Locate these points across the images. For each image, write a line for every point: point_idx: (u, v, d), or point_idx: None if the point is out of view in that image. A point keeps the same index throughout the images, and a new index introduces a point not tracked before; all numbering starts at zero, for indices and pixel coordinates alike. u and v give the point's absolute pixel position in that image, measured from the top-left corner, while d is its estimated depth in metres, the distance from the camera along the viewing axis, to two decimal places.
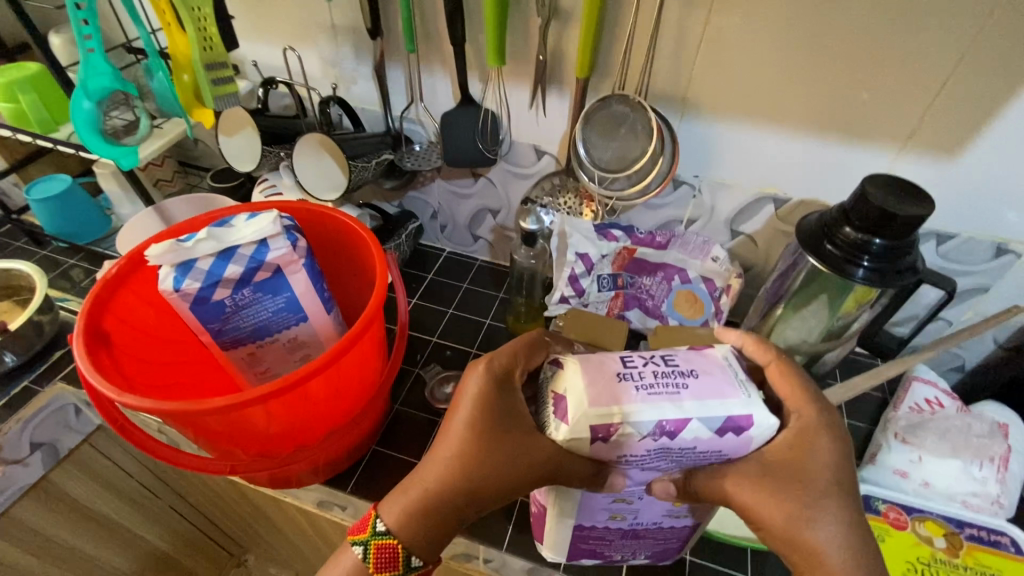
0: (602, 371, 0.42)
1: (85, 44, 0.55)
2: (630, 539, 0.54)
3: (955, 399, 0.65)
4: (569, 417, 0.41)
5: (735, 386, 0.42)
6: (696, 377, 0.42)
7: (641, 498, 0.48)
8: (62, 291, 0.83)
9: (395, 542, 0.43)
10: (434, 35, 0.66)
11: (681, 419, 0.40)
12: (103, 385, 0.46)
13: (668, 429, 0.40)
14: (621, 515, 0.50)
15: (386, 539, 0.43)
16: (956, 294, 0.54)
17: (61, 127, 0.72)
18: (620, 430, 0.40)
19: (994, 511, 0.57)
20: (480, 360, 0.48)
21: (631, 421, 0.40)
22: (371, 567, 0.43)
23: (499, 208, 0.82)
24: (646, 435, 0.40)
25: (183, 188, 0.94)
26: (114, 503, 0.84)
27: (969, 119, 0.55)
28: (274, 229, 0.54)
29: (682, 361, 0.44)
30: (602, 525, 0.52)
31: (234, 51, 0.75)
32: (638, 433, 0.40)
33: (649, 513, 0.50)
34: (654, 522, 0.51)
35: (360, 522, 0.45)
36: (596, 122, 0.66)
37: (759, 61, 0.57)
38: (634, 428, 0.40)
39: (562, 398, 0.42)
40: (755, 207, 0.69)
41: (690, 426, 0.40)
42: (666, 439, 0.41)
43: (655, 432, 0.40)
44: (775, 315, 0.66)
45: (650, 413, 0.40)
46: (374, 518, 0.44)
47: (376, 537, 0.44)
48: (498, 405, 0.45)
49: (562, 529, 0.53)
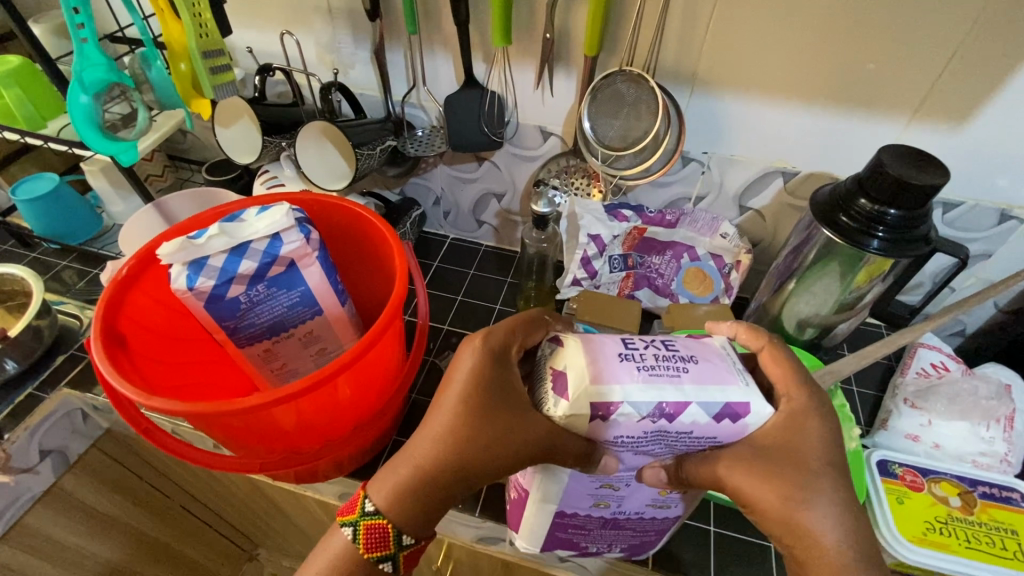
0: (606, 351, 0.41)
1: (78, 32, 0.55)
2: (608, 529, 0.54)
3: (959, 363, 0.66)
4: (568, 393, 0.39)
5: (734, 374, 0.41)
6: (696, 362, 0.41)
7: (628, 484, 0.47)
8: (57, 295, 0.80)
9: (384, 521, 0.41)
10: (436, 16, 0.64)
11: (682, 402, 0.39)
12: (129, 390, 0.44)
13: (667, 411, 0.39)
14: (606, 502, 0.50)
15: (375, 519, 0.41)
16: (968, 261, 0.56)
17: (48, 123, 0.70)
18: (620, 409, 0.39)
19: (1002, 469, 0.59)
20: (476, 335, 0.45)
21: (630, 400, 0.39)
22: (363, 548, 0.42)
23: (504, 192, 0.81)
24: (644, 416, 0.39)
25: (174, 182, 0.91)
26: (127, 506, 0.83)
27: (979, 86, 0.55)
28: (287, 222, 0.52)
29: (682, 347, 0.43)
30: (584, 512, 0.51)
31: (229, 38, 0.73)
32: (635, 413, 0.39)
33: (633, 501, 0.50)
34: (636, 512, 0.51)
35: (348, 503, 0.43)
36: (604, 100, 0.65)
37: (769, 33, 0.57)
38: (633, 408, 0.39)
39: (562, 374, 0.40)
40: (764, 182, 0.69)
41: (690, 410, 0.39)
42: (665, 421, 0.39)
43: (655, 414, 0.39)
44: (786, 291, 0.68)
45: (652, 393, 0.39)
46: (362, 499, 0.42)
47: (365, 517, 0.42)
48: (493, 382, 0.42)
49: (543, 516, 0.52)
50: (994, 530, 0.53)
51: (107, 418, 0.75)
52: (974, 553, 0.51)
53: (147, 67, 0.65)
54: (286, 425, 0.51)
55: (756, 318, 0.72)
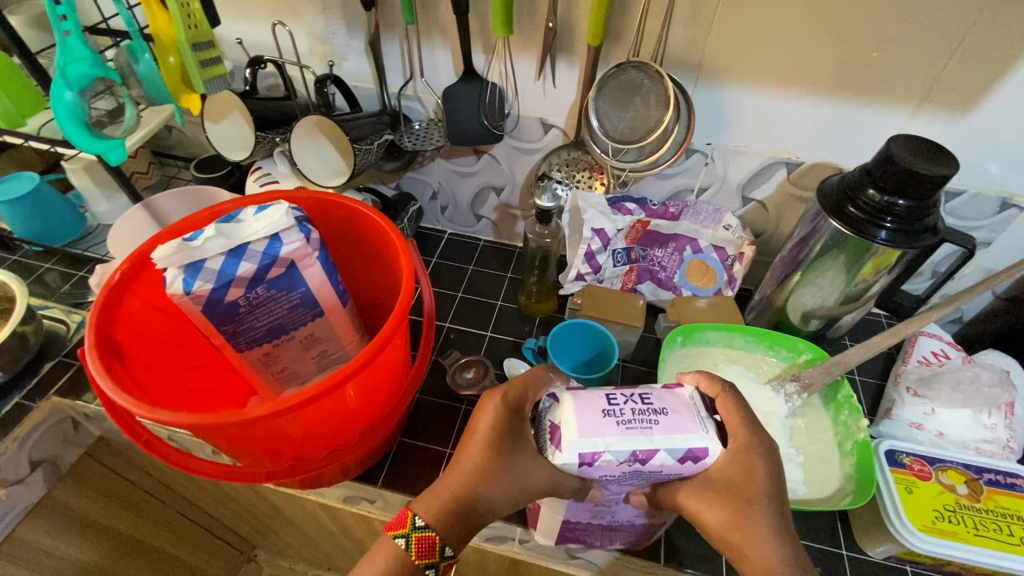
0: (588, 406, 0.42)
1: (61, 24, 0.52)
2: (607, 532, 0.54)
3: (960, 350, 0.67)
4: (562, 444, 0.41)
5: (699, 421, 0.42)
6: (668, 413, 0.42)
7: (618, 504, 0.49)
8: (41, 299, 0.77)
9: (434, 535, 0.42)
10: (433, 5, 0.62)
11: (652, 448, 0.40)
12: (129, 402, 0.43)
13: (639, 457, 0.40)
14: (601, 514, 0.51)
15: (426, 532, 0.42)
16: (975, 251, 0.56)
17: (27, 121, 0.66)
18: (599, 457, 0.40)
19: (1005, 455, 0.60)
20: (495, 391, 0.46)
21: (608, 448, 0.40)
22: (415, 559, 0.41)
23: (503, 185, 0.79)
24: (621, 462, 0.41)
25: (160, 180, 0.88)
26: (122, 514, 0.81)
27: (985, 75, 0.54)
28: (287, 221, 0.50)
29: (658, 397, 0.43)
30: (584, 520, 0.52)
31: (217, 29, 0.70)
32: (614, 460, 0.40)
33: (625, 513, 0.51)
34: (629, 520, 0.52)
35: (397, 518, 0.43)
36: (608, 91, 0.64)
37: (775, 22, 0.56)
38: (612, 455, 0.40)
39: (557, 427, 0.41)
40: (767, 172, 0.68)
41: (660, 454, 0.40)
42: (638, 465, 0.41)
43: (629, 460, 0.40)
44: (793, 282, 0.67)
45: (626, 442, 0.40)
46: (412, 516, 0.42)
47: (416, 531, 0.42)
48: (514, 433, 0.44)
49: (548, 519, 0.53)
50: (1000, 517, 0.54)
51: (99, 426, 0.72)
52: (981, 540, 0.52)
53: (135, 61, 0.62)
54: (293, 432, 0.50)
55: (760, 309, 0.73)
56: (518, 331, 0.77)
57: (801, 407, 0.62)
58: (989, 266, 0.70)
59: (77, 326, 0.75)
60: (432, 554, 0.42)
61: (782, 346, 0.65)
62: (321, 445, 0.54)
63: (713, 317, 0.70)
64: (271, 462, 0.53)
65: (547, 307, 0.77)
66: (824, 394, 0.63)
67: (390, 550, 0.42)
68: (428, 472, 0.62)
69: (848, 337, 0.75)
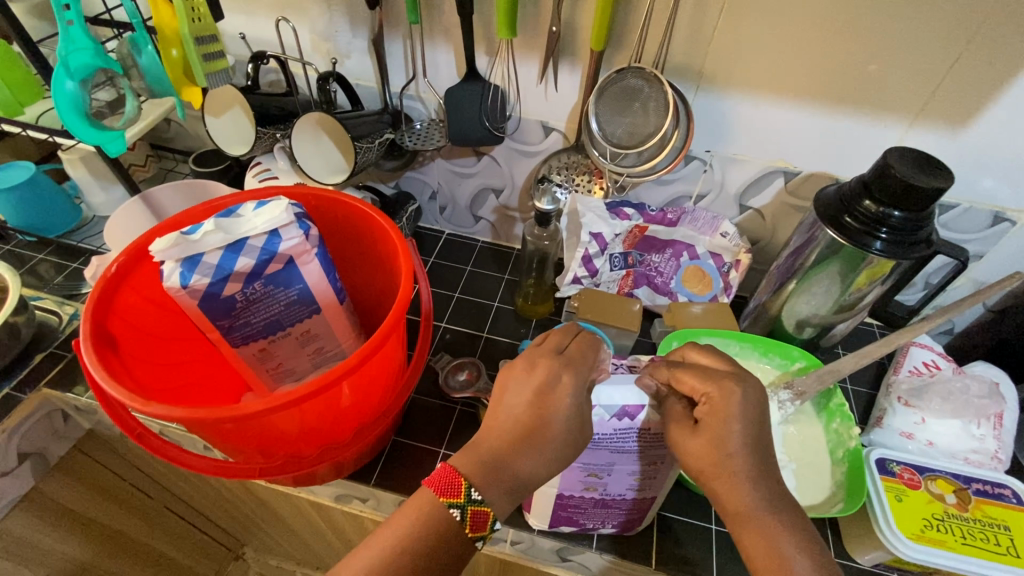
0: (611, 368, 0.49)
1: (63, 14, 0.52)
2: (598, 509, 0.54)
3: (950, 361, 0.68)
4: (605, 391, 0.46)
5: None
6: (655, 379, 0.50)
7: (611, 473, 0.49)
8: (33, 290, 0.76)
9: (489, 509, 0.41)
10: (438, 5, 0.62)
11: (639, 404, 0.45)
12: (123, 395, 0.42)
13: (628, 411, 0.45)
14: (593, 486, 0.51)
15: (481, 506, 0.41)
16: (968, 262, 0.58)
17: (25, 110, 0.68)
18: (592, 411, 0.45)
19: (993, 466, 0.60)
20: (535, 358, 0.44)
21: (600, 402, 0.45)
22: (468, 531, 0.41)
23: (503, 187, 0.80)
24: (611, 415, 0.45)
25: (157, 173, 0.88)
26: (109, 508, 0.79)
27: (981, 89, 0.55)
28: (286, 217, 0.50)
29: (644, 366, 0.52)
30: (577, 494, 0.52)
31: (220, 22, 0.70)
32: (605, 414, 0.45)
33: (617, 485, 0.51)
34: (621, 494, 0.52)
35: (448, 485, 0.41)
36: (611, 95, 0.64)
37: (775, 33, 0.56)
38: (604, 407, 0.45)
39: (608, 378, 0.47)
40: (766, 181, 0.69)
41: (646, 410, 0.45)
42: (628, 420, 0.45)
43: (619, 413, 0.45)
44: (787, 290, 0.68)
45: (616, 397, 0.45)
46: (466, 485, 0.41)
47: (470, 503, 0.41)
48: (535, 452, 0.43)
49: (540, 496, 0.53)
50: (988, 527, 0.54)
51: (89, 419, 0.72)
52: (970, 549, 0.53)
53: (137, 53, 0.62)
54: (287, 428, 0.50)
55: (755, 316, 0.74)
56: (514, 333, 0.77)
57: (794, 414, 0.62)
58: (980, 279, 0.71)
59: (69, 318, 0.73)
60: (483, 527, 0.41)
61: (776, 354, 0.64)
62: (315, 442, 0.54)
63: (710, 323, 0.70)
64: (264, 458, 0.53)
65: (544, 308, 0.78)
66: (816, 401, 0.63)
67: (403, 528, 0.40)
68: (421, 473, 0.62)
69: (841, 345, 0.76)
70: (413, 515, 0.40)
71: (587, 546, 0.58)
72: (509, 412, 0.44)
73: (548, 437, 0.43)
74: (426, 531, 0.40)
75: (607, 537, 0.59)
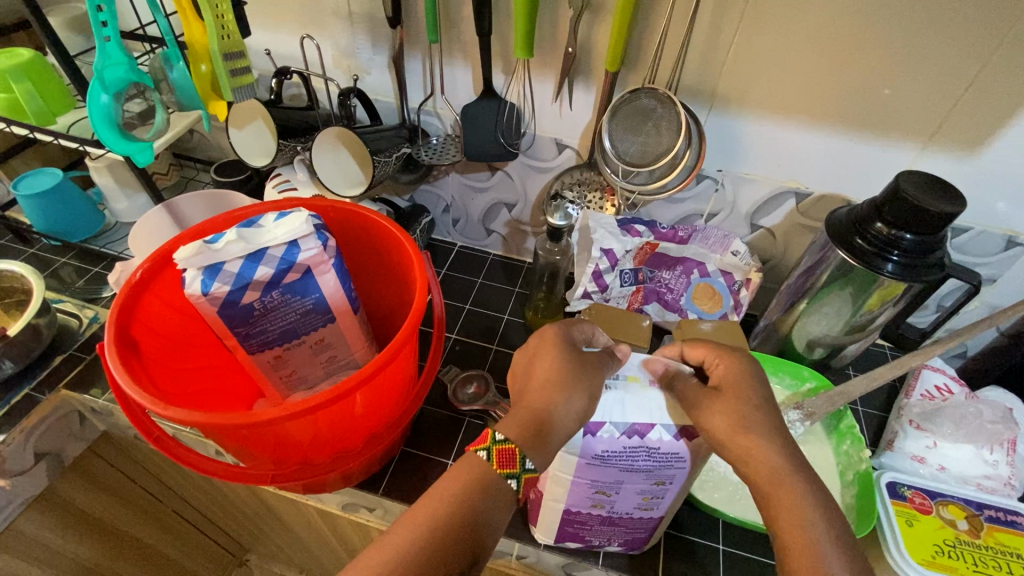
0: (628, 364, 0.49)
1: (101, 30, 0.54)
2: (605, 526, 0.54)
3: (963, 385, 0.67)
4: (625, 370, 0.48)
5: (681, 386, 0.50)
6: None
7: (619, 491, 0.49)
8: (56, 292, 0.78)
9: (514, 446, 0.42)
10: (457, 25, 0.64)
11: (649, 422, 0.44)
12: (143, 398, 0.44)
13: (637, 429, 0.44)
14: (601, 502, 0.51)
15: (505, 444, 0.42)
16: (980, 286, 0.58)
17: (57, 119, 0.71)
18: (602, 427, 0.44)
19: (1006, 492, 0.59)
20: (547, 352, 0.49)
21: (610, 419, 0.45)
22: (497, 468, 0.42)
23: (515, 202, 0.81)
24: (619, 434, 0.44)
25: (179, 181, 0.90)
26: (119, 510, 0.80)
27: (994, 115, 0.56)
28: (306, 229, 0.52)
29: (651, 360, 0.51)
30: (584, 511, 0.52)
31: (246, 39, 0.73)
32: (614, 431, 0.44)
33: (624, 503, 0.50)
34: (629, 512, 0.51)
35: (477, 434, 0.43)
36: (624, 115, 0.65)
37: (788, 59, 0.58)
38: (612, 424, 0.45)
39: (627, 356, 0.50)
40: (778, 201, 0.70)
41: (657, 429, 0.44)
42: (637, 438, 0.44)
43: (627, 431, 0.44)
44: (797, 311, 0.69)
45: (624, 414, 0.45)
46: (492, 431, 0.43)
47: (495, 444, 0.42)
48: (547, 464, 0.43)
49: (548, 510, 0.53)
50: (1000, 554, 0.54)
51: (104, 421, 0.73)
52: None
53: (169, 68, 0.66)
54: (300, 435, 0.50)
55: (765, 335, 0.74)
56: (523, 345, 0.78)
57: (804, 435, 0.62)
58: (993, 303, 0.71)
59: (89, 321, 0.75)
60: (513, 467, 0.41)
61: (786, 373, 0.65)
62: (326, 450, 0.55)
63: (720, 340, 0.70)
64: (276, 464, 0.54)
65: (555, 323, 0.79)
66: (827, 422, 0.63)
67: (404, 538, 0.38)
68: (429, 484, 0.63)
69: (851, 366, 0.76)
70: (421, 526, 0.39)
71: (592, 562, 0.58)
72: (517, 421, 0.45)
73: (556, 451, 0.43)
74: (438, 526, 0.39)
75: (613, 554, 0.58)
